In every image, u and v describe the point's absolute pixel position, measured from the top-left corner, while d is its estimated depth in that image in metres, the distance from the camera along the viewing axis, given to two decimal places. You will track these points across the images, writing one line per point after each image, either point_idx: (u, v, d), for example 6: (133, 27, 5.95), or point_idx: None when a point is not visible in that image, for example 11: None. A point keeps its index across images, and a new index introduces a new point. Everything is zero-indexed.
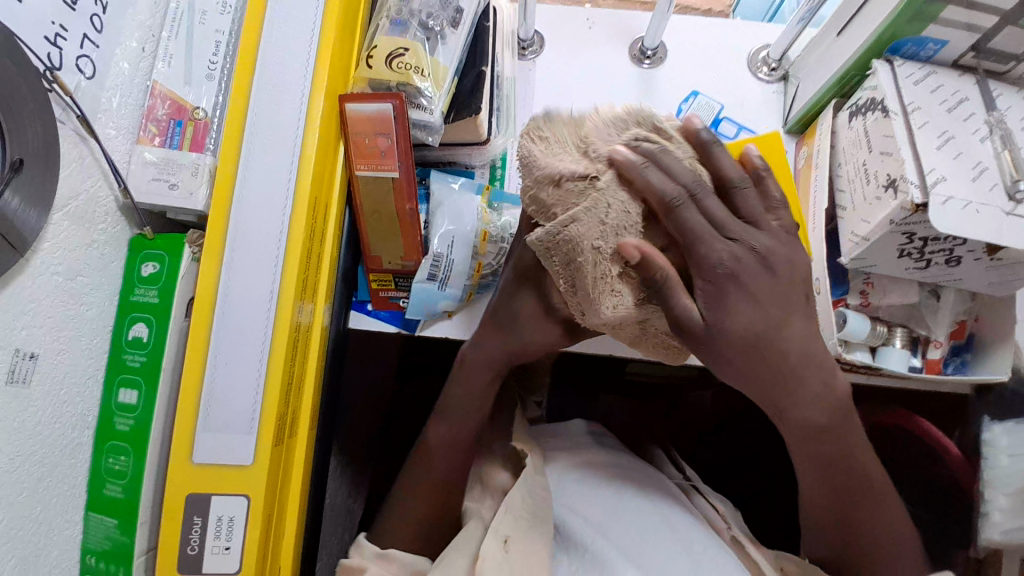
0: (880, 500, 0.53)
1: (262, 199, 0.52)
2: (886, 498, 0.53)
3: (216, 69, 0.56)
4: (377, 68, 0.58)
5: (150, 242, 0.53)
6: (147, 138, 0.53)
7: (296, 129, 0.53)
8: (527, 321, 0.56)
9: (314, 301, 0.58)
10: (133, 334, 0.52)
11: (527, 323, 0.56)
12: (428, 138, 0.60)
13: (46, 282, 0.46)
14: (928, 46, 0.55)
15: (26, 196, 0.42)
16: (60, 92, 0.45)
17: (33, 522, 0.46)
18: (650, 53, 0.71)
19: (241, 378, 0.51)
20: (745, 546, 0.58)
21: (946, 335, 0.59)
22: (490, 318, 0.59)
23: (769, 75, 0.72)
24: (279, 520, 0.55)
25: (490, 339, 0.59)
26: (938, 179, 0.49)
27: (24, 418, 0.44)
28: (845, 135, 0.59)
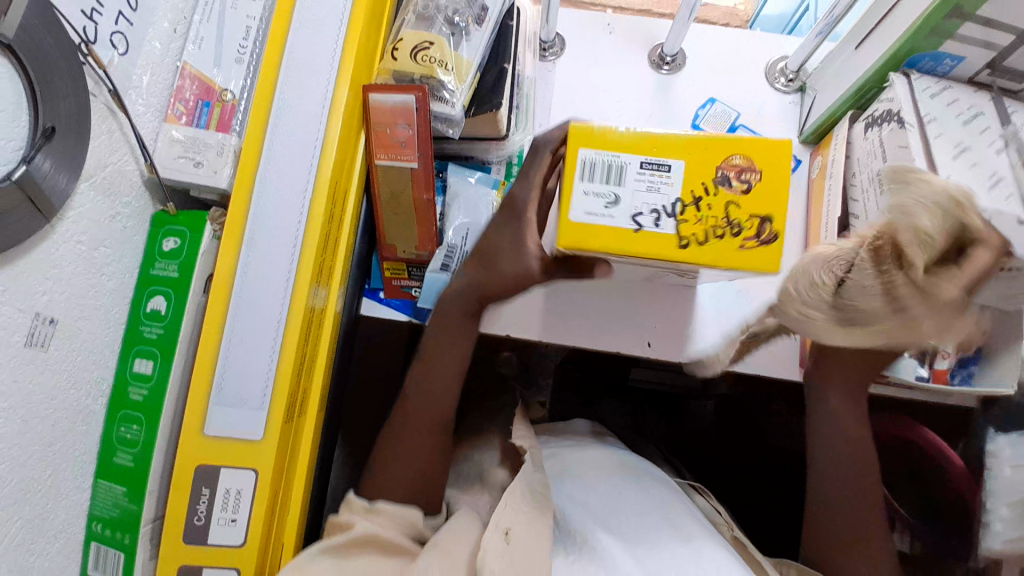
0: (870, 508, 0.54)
1: (284, 181, 0.53)
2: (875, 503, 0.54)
3: (246, 52, 0.57)
4: (402, 60, 0.59)
5: (172, 218, 0.54)
6: (174, 117, 0.54)
7: (320, 115, 0.54)
8: (505, 253, 0.58)
9: (330, 285, 0.59)
10: (152, 306, 0.53)
11: (504, 252, 0.58)
12: (449, 130, 0.61)
13: (70, 250, 0.47)
14: (945, 62, 0.56)
15: (56, 162, 0.43)
16: (93, 65, 0.46)
17: (43, 485, 0.47)
18: (669, 59, 0.72)
19: (255, 354, 0.52)
20: (747, 546, 0.59)
21: (953, 347, 0.60)
22: (474, 254, 0.61)
23: (786, 86, 0.72)
24: (285, 497, 0.56)
25: (469, 269, 0.61)
26: (953, 186, 0.48)
27: (40, 381, 0.45)
28: (859, 146, 0.60)
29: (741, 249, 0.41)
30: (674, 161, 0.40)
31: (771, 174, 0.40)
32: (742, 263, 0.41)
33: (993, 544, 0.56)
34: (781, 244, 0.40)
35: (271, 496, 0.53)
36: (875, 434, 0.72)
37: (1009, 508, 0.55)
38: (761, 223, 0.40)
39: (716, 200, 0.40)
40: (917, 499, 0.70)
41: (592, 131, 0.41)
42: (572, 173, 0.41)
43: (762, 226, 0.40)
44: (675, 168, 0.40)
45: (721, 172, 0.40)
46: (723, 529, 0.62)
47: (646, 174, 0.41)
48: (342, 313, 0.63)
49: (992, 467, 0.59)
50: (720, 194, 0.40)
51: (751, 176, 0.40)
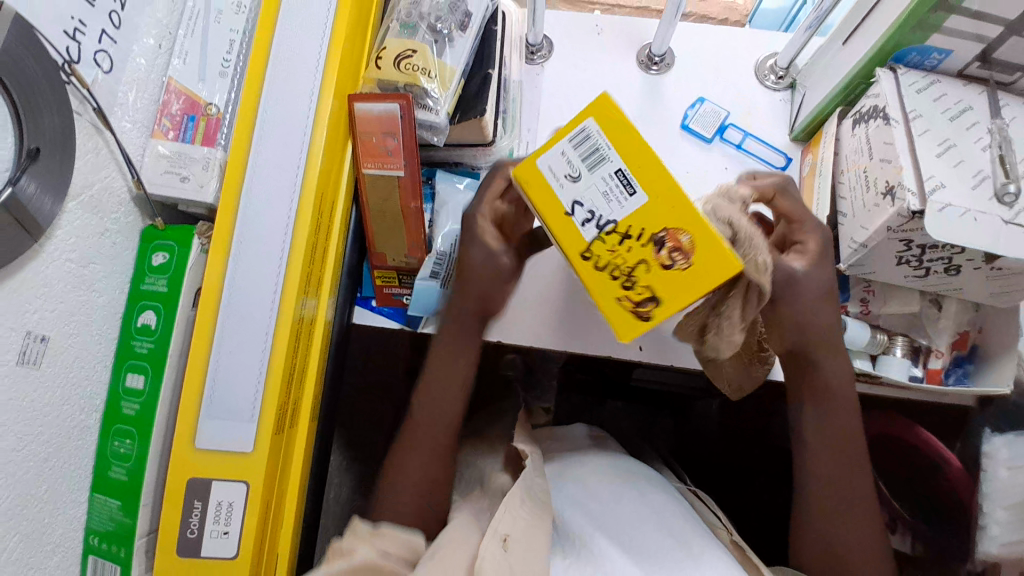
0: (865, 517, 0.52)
1: (269, 192, 0.54)
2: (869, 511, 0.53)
3: (229, 66, 0.57)
4: (385, 69, 0.59)
5: (161, 233, 0.55)
6: (161, 132, 0.55)
7: (304, 126, 0.54)
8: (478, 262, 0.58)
9: (318, 295, 0.59)
10: (142, 322, 0.54)
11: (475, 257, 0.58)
12: (433, 138, 0.62)
13: (59, 268, 0.48)
14: (932, 55, 0.55)
15: (41, 183, 0.43)
16: (77, 84, 0.47)
17: (39, 501, 0.48)
18: (658, 59, 0.72)
19: (245, 366, 0.52)
20: (745, 551, 0.58)
21: (947, 346, 0.60)
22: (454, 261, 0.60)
23: (776, 83, 0.72)
24: (278, 507, 0.56)
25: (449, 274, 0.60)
26: (936, 185, 0.49)
27: (34, 398, 0.46)
28: (848, 143, 0.59)
29: (617, 299, 0.42)
30: (643, 192, 0.38)
31: (698, 272, 0.38)
32: (610, 309, 0.42)
33: (989, 549, 0.57)
34: (648, 324, 0.41)
35: (263, 506, 0.53)
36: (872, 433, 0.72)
37: (1006, 510, 0.56)
38: (656, 298, 0.40)
39: (640, 249, 0.39)
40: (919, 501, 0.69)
41: (604, 104, 0.38)
42: (568, 131, 0.40)
43: (646, 299, 0.41)
44: (636, 197, 0.38)
45: (662, 234, 0.38)
46: (722, 533, 0.62)
47: (614, 181, 0.39)
48: (333, 323, 0.64)
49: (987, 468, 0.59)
50: (646, 246, 0.39)
51: (684, 261, 0.38)
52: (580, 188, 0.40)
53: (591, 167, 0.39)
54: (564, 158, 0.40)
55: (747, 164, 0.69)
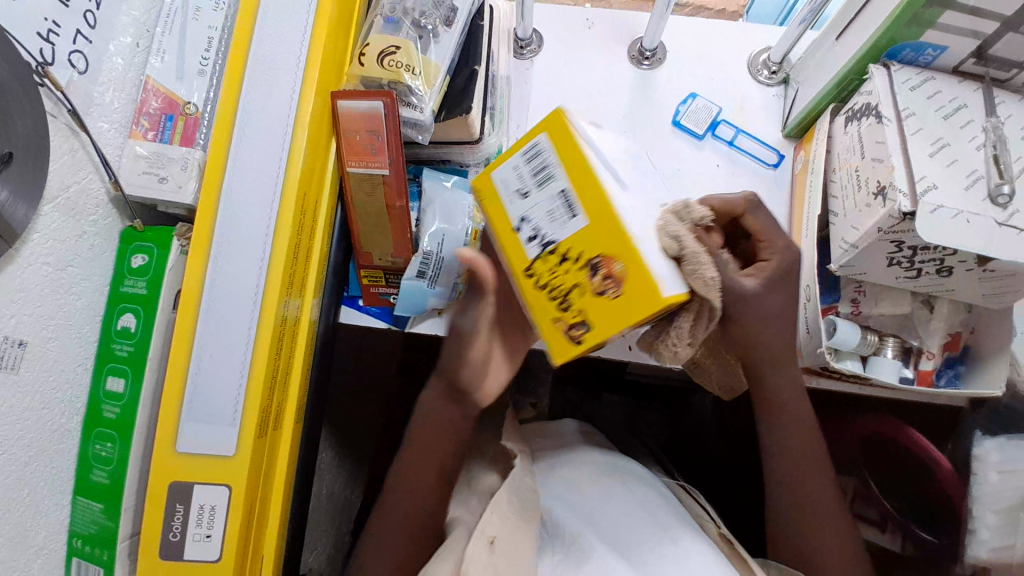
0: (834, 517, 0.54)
1: (249, 192, 0.53)
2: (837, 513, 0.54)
3: (208, 64, 0.57)
4: (368, 66, 0.59)
5: (140, 234, 0.54)
6: (139, 133, 0.54)
7: (285, 126, 0.53)
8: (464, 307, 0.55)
9: (302, 295, 0.59)
10: (122, 324, 0.54)
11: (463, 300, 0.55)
12: (418, 136, 0.61)
13: (36, 272, 0.47)
14: (926, 52, 0.54)
15: (14, 188, 0.43)
16: (51, 86, 0.46)
17: (19, 505, 0.48)
18: (649, 54, 0.71)
19: (226, 369, 0.51)
20: (732, 544, 0.58)
21: (938, 347, 0.58)
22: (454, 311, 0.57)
23: (769, 78, 0.70)
24: (262, 510, 0.56)
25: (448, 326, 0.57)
26: (928, 187, 0.48)
27: (12, 403, 0.46)
28: (841, 141, 0.58)
29: (554, 321, 0.41)
30: (584, 215, 0.39)
31: (629, 300, 0.38)
32: (549, 330, 0.42)
33: (979, 552, 0.56)
34: (580, 349, 0.40)
35: (247, 510, 0.53)
36: (864, 431, 0.71)
37: (996, 515, 0.55)
38: (588, 324, 0.40)
39: (577, 272, 0.40)
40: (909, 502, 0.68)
41: (562, 121, 0.40)
42: (523, 147, 0.43)
43: (579, 324, 0.40)
44: (577, 219, 0.39)
45: (596, 259, 0.39)
46: (709, 527, 0.61)
47: (559, 201, 0.40)
48: (318, 323, 0.63)
49: (976, 471, 0.58)
50: (582, 270, 0.39)
51: (615, 289, 0.38)
52: (532, 203, 0.42)
53: (541, 184, 0.42)
54: (521, 173, 0.43)
55: (739, 161, 0.68)
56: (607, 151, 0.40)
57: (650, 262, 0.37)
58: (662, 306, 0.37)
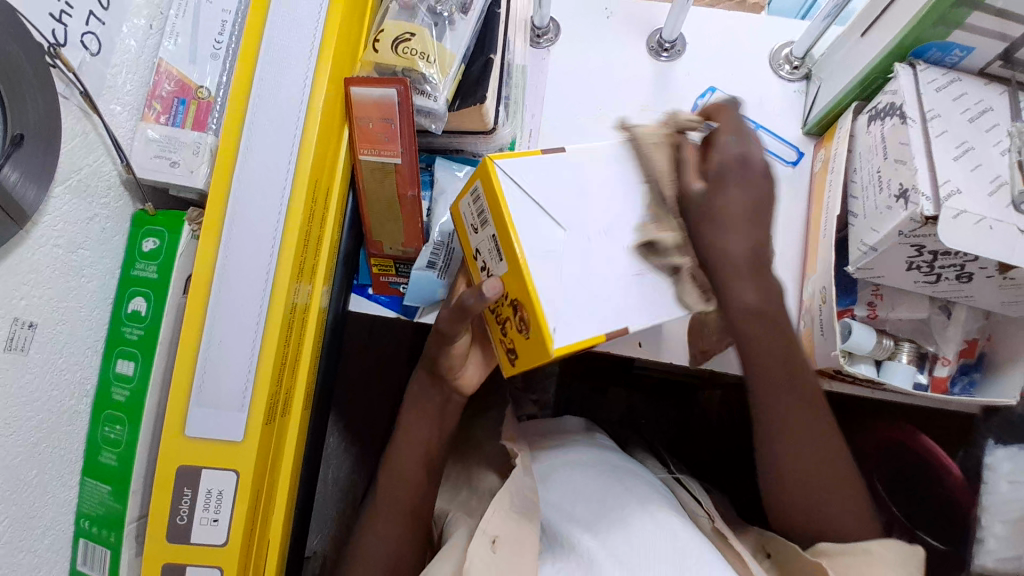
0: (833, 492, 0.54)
1: (261, 179, 0.52)
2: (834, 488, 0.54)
3: (221, 48, 0.56)
4: (382, 53, 0.58)
5: (151, 218, 0.54)
6: (152, 116, 0.54)
7: (297, 113, 0.53)
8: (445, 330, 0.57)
9: (313, 283, 0.59)
10: (132, 308, 0.54)
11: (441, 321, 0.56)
12: (431, 125, 0.60)
13: (46, 254, 0.47)
14: (953, 52, 0.53)
15: (25, 171, 0.43)
16: (62, 68, 0.46)
17: (28, 486, 0.48)
18: (668, 45, 0.69)
19: (234, 356, 0.51)
20: (726, 538, 0.58)
21: (955, 354, 0.57)
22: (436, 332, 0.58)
23: (791, 74, 0.69)
24: (269, 495, 0.56)
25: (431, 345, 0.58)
26: (952, 191, 0.47)
27: (21, 384, 0.46)
28: (862, 140, 0.57)
29: (502, 343, 0.54)
30: (504, 261, 0.48)
31: (532, 338, 0.46)
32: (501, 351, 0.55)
33: (984, 562, 0.56)
34: (514, 372, 0.53)
35: (253, 497, 0.53)
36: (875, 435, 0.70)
37: (1004, 525, 0.55)
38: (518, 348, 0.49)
39: (507, 307, 0.50)
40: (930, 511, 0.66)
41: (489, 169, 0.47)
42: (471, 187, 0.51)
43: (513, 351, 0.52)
44: (501, 265, 0.48)
45: (516, 303, 0.47)
46: (704, 523, 0.61)
47: (491, 246, 0.50)
48: (327, 310, 0.63)
49: (986, 480, 0.57)
50: (510, 308, 0.49)
51: (527, 330, 0.47)
52: (483, 239, 0.51)
53: (484, 224, 0.50)
54: (472, 212, 0.52)
55: None
56: (535, 198, 0.47)
57: (548, 311, 0.44)
58: (546, 358, 0.44)
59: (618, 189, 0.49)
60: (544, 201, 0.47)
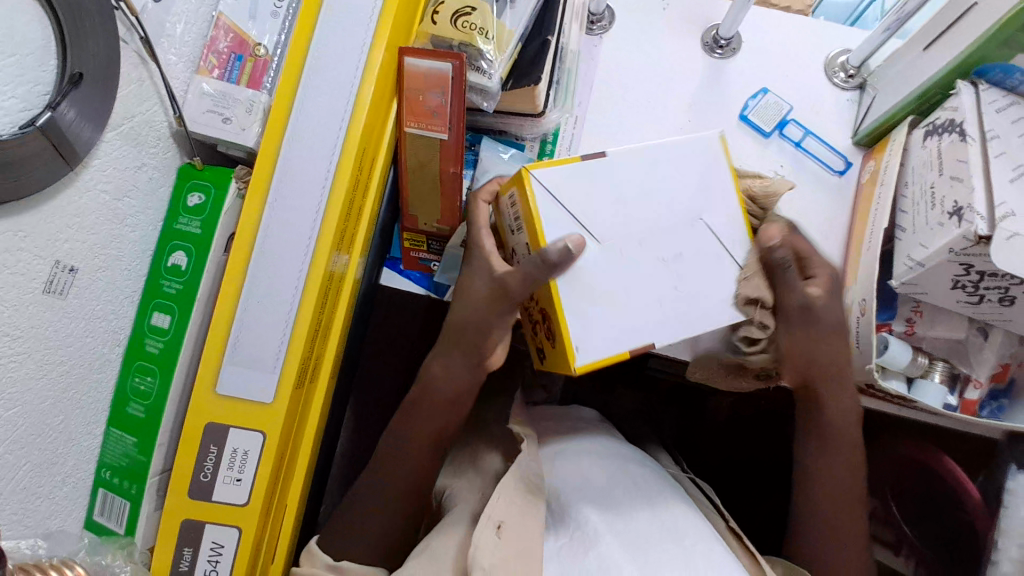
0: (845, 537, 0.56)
1: (312, 141, 0.52)
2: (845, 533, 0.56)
3: (282, 7, 0.55)
4: (442, 24, 0.57)
5: (198, 172, 0.53)
6: (206, 70, 0.53)
7: (353, 76, 0.52)
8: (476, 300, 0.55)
9: (350, 251, 0.58)
10: (173, 262, 0.53)
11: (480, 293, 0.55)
12: (484, 104, 0.59)
13: (93, 198, 0.47)
14: (1015, 76, 0.51)
15: (82, 111, 0.42)
16: (125, 11, 0.46)
17: (54, 431, 0.48)
18: (723, 42, 0.69)
19: (271, 319, 0.51)
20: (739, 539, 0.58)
21: (987, 376, 0.57)
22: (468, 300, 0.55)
23: (845, 82, 0.68)
24: (291, 460, 0.56)
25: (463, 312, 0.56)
26: (1006, 213, 0.47)
27: (57, 329, 0.46)
28: (916, 155, 0.56)
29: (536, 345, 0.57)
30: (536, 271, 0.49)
31: (557, 349, 0.49)
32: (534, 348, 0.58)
33: None
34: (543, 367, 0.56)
35: (276, 460, 0.53)
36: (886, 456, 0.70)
37: (1021, 549, 0.55)
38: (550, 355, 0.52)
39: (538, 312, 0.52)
40: (936, 530, 0.67)
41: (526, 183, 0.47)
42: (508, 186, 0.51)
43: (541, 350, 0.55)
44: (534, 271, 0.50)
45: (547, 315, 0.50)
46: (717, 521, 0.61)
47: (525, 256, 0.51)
48: (360, 281, 0.62)
49: (1008, 504, 0.58)
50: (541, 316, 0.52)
51: (554, 339, 0.49)
52: (518, 241, 0.52)
53: (520, 229, 0.51)
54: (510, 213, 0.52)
55: (803, 163, 0.66)
56: (569, 209, 0.47)
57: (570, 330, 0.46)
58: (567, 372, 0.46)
59: (658, 184, 0.48)
60: (581, 214, 0.47)
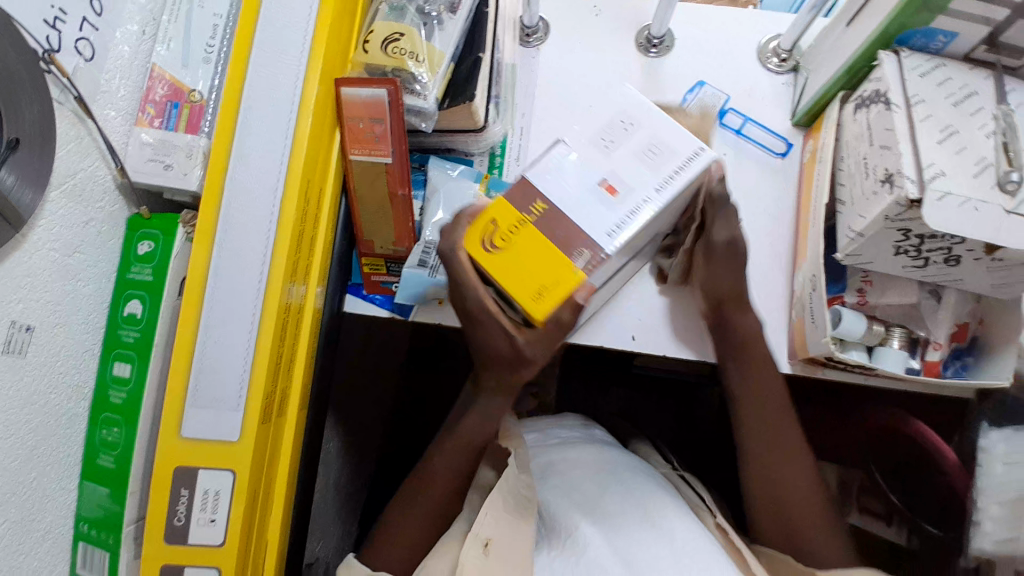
0: (824, 524, 0.56)
1: (256, 180, 0.53)
2: (822, 521, 0.55)
3: (213, 52, 0.57)
4: (372, 53, 0.58)
5: (146, 221, 0.55)
6: (146, 120, 0.55)
7: (289, 112, 0.53)
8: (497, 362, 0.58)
9: (308, 281, 0.59)
10: (128, 311, 0.54)
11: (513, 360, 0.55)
12: (421, 125, 0.61)
13: (43, 258, 0.47)
14: (937, 38, 0.54)
15: (22, 175, 0.43)
16: (57, 74, 0.46)
17: (27, 488, 0.48)
18: (657, 42, 0.70)
19: (230, 358, 0.52)
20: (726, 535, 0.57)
21: (946, 337, 0.58)
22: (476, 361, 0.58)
23: (779, 66, 0.70)
24: (266, 498, 0.57)
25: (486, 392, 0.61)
26: (936, 174, 0.47)
27: (19, 387, 0.46)
28: (849, 129, 0.57)
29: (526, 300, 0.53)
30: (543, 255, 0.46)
31: (551, 287, 0.45)
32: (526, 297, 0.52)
33: (983, 545, 0.56)
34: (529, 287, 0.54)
35: (251, 495, 0.53)
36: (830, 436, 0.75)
37: (1000, 507, 0.55)
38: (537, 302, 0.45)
39: (543, 278, 0.45)
40: (935, 506, 0.68)
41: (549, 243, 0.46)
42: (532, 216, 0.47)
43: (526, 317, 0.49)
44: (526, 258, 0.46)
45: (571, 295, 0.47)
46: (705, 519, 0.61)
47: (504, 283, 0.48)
48: (322, 311, 0.63)
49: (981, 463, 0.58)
50: (534, 285, 0.45)
51: (543, 292, 0.45)
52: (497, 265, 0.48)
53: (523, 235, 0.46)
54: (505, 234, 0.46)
55: (746, 149, 0.67)
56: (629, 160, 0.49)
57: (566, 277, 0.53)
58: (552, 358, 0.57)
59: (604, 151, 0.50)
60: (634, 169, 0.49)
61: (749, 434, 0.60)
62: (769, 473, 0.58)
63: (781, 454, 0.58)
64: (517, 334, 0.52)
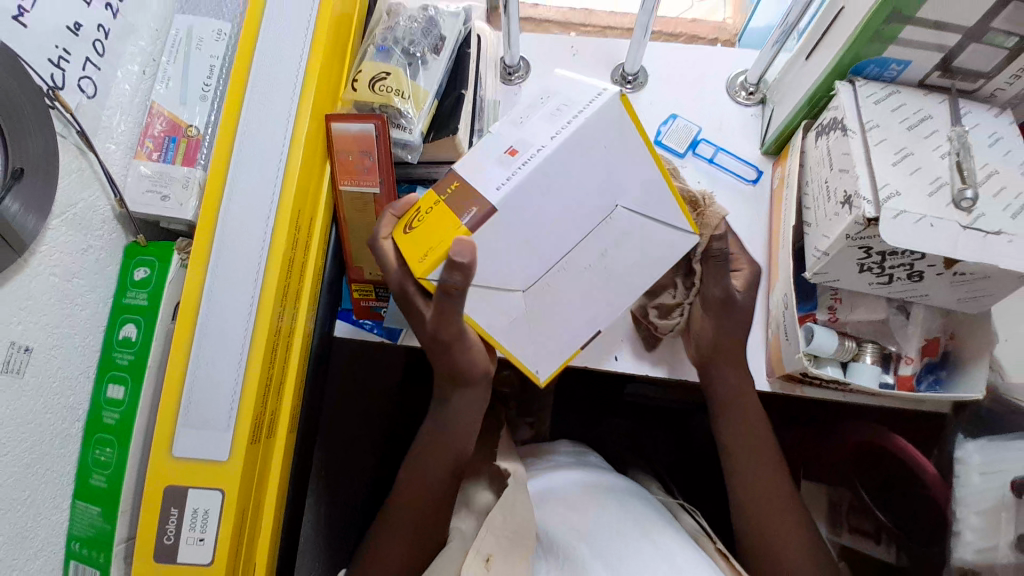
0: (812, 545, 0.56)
1: (248, 209, 0.55)
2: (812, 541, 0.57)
3: (209, 90, 0.60)
4: (359, 91, 0.62)
5: (143, 248, 0.57)
6: (144, 153, 0.58)
7: (281, 146, 0.57)
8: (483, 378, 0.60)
9: (297, 307, 0.61)
10: (123, 334, 0.56)
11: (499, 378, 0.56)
12: (407, 156, 0.64)
13: (43, 281, 0.50)
14: (891, 67, 0.57)
15: (25, 202, 0.46)
16: (61, 109, 0.50)
17: (21, 506, 0.49)
18: (630, 78, 0.74)
19: (221, 377, 0.53)
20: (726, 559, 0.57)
21: (917, 352, 0.60)
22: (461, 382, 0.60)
23: (747, 99, 0.73)
24: (254, 520, 0.57)
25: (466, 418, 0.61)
26: (891, 193, 0.50)
27: (16, 406, 0.48)
28: (812, 154, 0.60)
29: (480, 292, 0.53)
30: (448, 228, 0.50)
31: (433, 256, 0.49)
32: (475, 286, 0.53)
33: (965, 555, 0.59)
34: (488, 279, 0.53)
35: (240, 513, 0.54)
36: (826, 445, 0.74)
37: (979, 517, 0.58)
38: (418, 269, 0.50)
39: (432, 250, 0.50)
40: (923, 526, 0.71)
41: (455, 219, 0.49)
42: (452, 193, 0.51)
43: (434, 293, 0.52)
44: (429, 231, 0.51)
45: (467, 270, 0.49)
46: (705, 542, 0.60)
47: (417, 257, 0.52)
48: (312, 335, 0.65)
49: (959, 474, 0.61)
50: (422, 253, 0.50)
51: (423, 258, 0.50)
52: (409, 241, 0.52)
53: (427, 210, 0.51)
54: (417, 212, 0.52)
55: (718, 177, 0.70)
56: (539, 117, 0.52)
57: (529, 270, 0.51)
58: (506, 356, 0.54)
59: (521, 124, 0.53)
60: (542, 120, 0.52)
61: (738, 462, 0.61)
62: (758, 497, 0.59)
63: (767, 480, 0.59)
64: (425, 309, 0.54)
